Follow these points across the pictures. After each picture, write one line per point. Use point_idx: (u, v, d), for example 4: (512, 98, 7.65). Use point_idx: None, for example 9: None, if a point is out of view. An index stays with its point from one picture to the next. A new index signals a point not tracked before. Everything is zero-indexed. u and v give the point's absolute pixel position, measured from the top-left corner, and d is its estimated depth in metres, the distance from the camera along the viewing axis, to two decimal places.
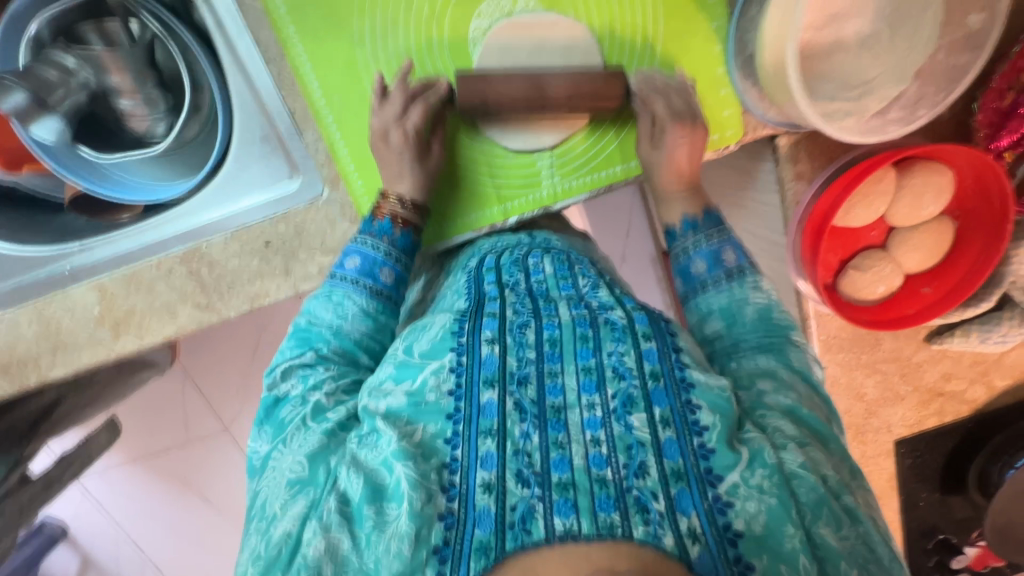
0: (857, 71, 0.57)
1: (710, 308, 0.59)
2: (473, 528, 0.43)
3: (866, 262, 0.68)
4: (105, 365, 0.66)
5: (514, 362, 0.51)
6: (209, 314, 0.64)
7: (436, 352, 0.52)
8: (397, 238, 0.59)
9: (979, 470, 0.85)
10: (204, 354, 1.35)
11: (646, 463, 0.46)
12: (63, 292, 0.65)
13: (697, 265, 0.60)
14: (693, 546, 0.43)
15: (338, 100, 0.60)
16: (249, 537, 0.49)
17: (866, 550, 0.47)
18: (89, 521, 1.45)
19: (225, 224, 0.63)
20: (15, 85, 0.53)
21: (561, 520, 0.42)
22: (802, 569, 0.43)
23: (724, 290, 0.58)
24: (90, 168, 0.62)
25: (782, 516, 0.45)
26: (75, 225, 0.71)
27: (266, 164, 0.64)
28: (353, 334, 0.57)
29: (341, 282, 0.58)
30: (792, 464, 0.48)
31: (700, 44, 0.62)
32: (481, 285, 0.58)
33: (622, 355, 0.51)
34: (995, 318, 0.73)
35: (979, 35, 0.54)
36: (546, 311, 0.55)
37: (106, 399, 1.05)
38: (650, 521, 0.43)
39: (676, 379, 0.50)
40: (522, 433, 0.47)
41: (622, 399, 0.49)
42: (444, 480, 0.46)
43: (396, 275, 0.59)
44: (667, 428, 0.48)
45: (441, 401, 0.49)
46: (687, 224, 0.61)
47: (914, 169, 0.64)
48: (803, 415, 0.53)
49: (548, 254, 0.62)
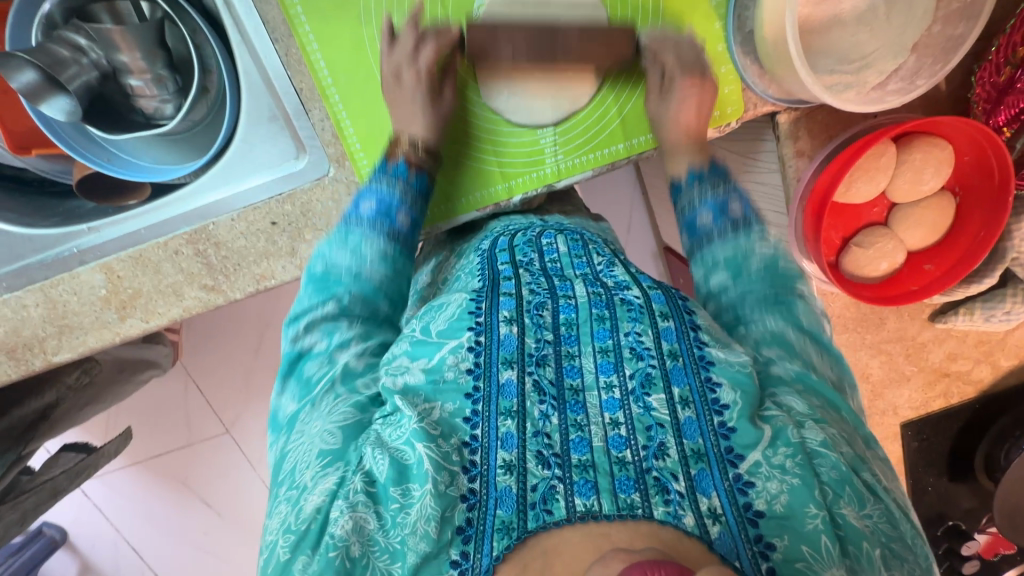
0: (856, 45, 0.58)
1: (715, 261, 0.59)
2: (495, 508, 0.43)
3: (868, 239, 0.69)
4: (110, 348, 0.67)
5: (533, 343, 0.51)
6: (215, 295, 0.65)
7: (454, 332, 0.52)
8: (411, 179, 0.60)
9: (986, 454, 0.84)
10: (207, 353, 1.35)
11: (666, 444, 0.46)
12: (70, 274, 0.65)
13: (704, 216, 0.60)
14: (713, 526, 0.43)
15: (345, 78, 0.61)
16: (276, 507, 0.47)
17: (889, 528, 0.45)
18: (89, 525, 1.44)
19: (232, 203, 0.64)
20: (26, 62, 0.53)
21: (582, 500, 0.43)
22: (823, 550, 0.42)
23: (729, 240, 0.59)
24: (98, 149, 0.63)
25: (805, 496, 0.44)
26: (82, 210, 0.71)
27: (273, 144, 0.64)
28: (373, 279, 0.58)
29: (356, 226, 0.59)
30: (814, 443, 0.46)
31: (700, 21, 0.63)
32: (495, 266, 0.59)
33: (640, 335, 0.51)
34: (998, 295, 0.74)
35: (973, 7, 0.54)
36: (562, 291, 0.55)
37: (109, 398, 1.05)
38: (670, 501, 0.43)
39: (694, 358, 0.50)
40: (541, 414, 0.47)
41: (641, 379, 0.49)
42: (465, 459, 0.45)
43: (412, 220, 0.61)
44: (686, 408, 0.48)
45: (459, 379, 0.49)
46: (692, 175, 0.62)
47: (913, 144, 0.65)
48: (815, 385, 0.52)
49: (562, 234, 0.64)
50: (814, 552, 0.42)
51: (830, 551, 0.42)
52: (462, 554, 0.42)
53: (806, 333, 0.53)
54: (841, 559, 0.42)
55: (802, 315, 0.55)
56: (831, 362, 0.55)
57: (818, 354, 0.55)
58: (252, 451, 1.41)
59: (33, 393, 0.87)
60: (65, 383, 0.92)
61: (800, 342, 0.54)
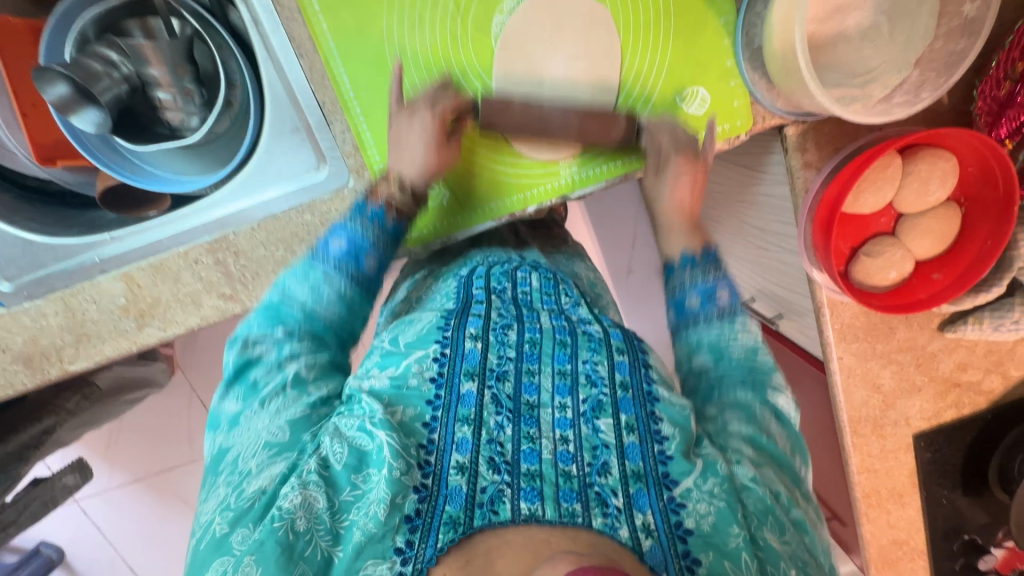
0: (862, 60, 0.60)
1: (698, 341, 0.60)
2: (444, 504, 0.43)
3: (876, 248, 0.70)
4: (127, 357, 0.67)
5: (495, 359, 0.52)
6: (233, 304, 0.66)
7: (422, 343, 0.54)
8: (387, 224, 0.61)
9: (1000, 465, 0.84)
10: (213, 367, 1.34)
11: (608, 463, 0.47)
12: (91, 282, 0.66)
13: (693, 299, 0.61)
14: (645, 540, 0.44)
15: (366, 93, 0.63)
16: (215, 490, 0.47)
17: (807, 554, 0.48)
18: (87, 545, 1.41)
19: (253, 213, 0.65)
20: (60, 75, 0.55)
21: (527, 505, 0.43)
22: (743, 565, 0.44)
23: (715, 325, 0.59)
24: (122, 160, 0.65)
25: (729, 517, 0.46)
26: (104, 220, 0.73)
27: (294, 155, 0.66)
28: (324, 317, 0.58)
29: (320, 262, 0.59)
30: (744, 477, 0.49)
31: (711, 38, 0.65)
32: (470, 290, 0.60)
33: (596, 364, 0.55)
34: (1006, 304, 0.75)
35: (973, 23, 0.56)
36: (529, 318, 0.58)
37: (101, 418, 1.03)
38: (608, 514, 0.44)
39: (643, 392, 0.53)
40: (496, 424, 0.48)
41: (592, 404, 0.51)
42: (421, 457, 0.46)
43: (379, 263, 0.61)
44: (630, 433, 0.50)
45: (423, 387, 0.50)
46: (686, 259, 0.63)
47: (919, 155, 0.66)
48: (764, 445, 0.53)
49: (535, 271, 0.66)
50: (735, 568, 0.44)
51: (749, 566, 0.44)
52: (407, 543, 0.41)
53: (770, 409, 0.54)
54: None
55: (771, 394, 0.56)
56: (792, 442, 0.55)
57: (778, 428, 0.55)
58: None
59: (31, 418, 0.88)
60: (65, 409, 0.91)
61: (764, 415, 0.54)
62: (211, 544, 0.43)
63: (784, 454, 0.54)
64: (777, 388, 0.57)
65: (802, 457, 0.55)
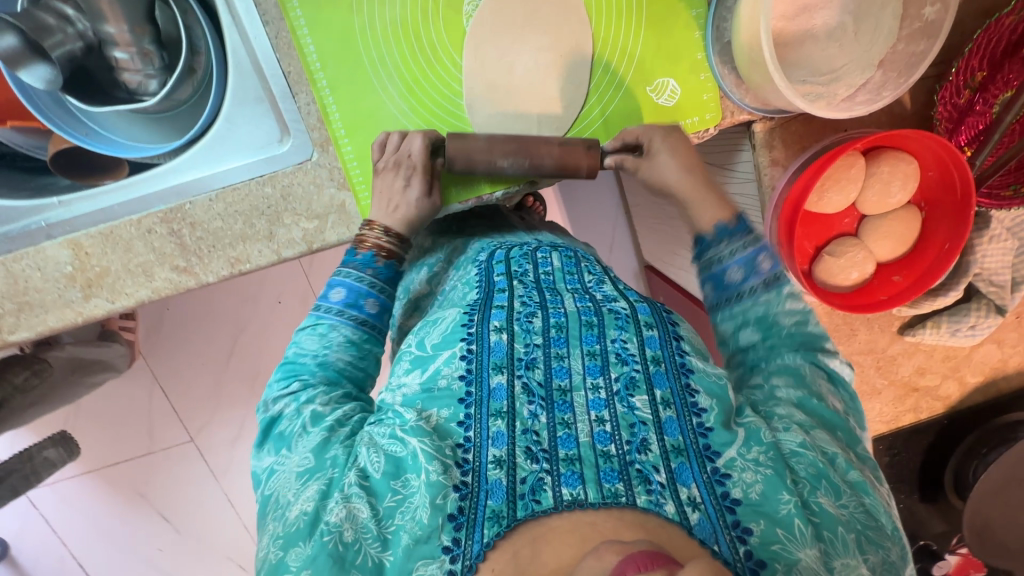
0: (827, 59, 0.61)
1: (746, 319, 0.57)
2: (486, 498, 0.43)
3: (839, 249, 0.71)
4: (72, 329, 0.64)
5: (522, 348, 0.51)
6: (186, 277, 0.63)
7: (447, 343, 0.52)
8: (379, 268, 0.61)
9: (955, 470, 0.86)
10: (176, 357, 1.28)
11: (647, 440, 0.46)
12: (35, 248, 0.63)
13: (733, 271, 0.57)
14: (693, 513, 0.43)
15: (333, 66, 0.62)
16: (264, 530, 0.47)
17: (866, 517, 0.47)
18: (34, 538, 1.35)
19: (211, 183, 0.63)
20: (9, 26, 0.53)
21: (569, 489, 0.43)
22: (796, 532, 0.43)
23: (762, 299, 0.56)
24: (76, 122, 0.64)
25: (779, 484, 0.45)
26: (55, 186, 0.70)
27: (257, 126, 0.64)
28: (338, 364, 0.56)
29: (326, 313, 0.59)
30: (791, 444, 0.48)
31: (682, 30, 0.65)
32: (491, 277, 0.59)
33: (625, 342, 0.51)
34: (963, 309, 0.76)
35: (933, 26, 0.58)
36: (552, 302, 0.54)
37: (54, 399, 0.97)
38: (652, 491, 0.43)
39: (676, 364, 0.51)
40: (530, 414, 0.47)
41: (625, 381, 0.49)
42: (458, 456, 0.45)
43: (381, 304, 0.60)
44: (667, 408, 0.48)
45: (453, 386, 0.49)
46: (720, 230, 0.59)
47: (881, 157, 0.68)
48: (812, 409, 0.52)
49: (556, 251, 0.63)
50: (788, 535, 0.43)
51: (804, 532, 0.43)
52: (453, 541, 0.41)
53: (822, 371, 0.54)
54: (813, 541, 0.43)
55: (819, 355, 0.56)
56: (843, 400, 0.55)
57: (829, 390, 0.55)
58: (215, 461, 1.36)
59: None
60: (13, 382, 0.86)
61: (817, 379, 0.54)
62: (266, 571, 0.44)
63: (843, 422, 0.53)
64: (829, 352, 0.57)
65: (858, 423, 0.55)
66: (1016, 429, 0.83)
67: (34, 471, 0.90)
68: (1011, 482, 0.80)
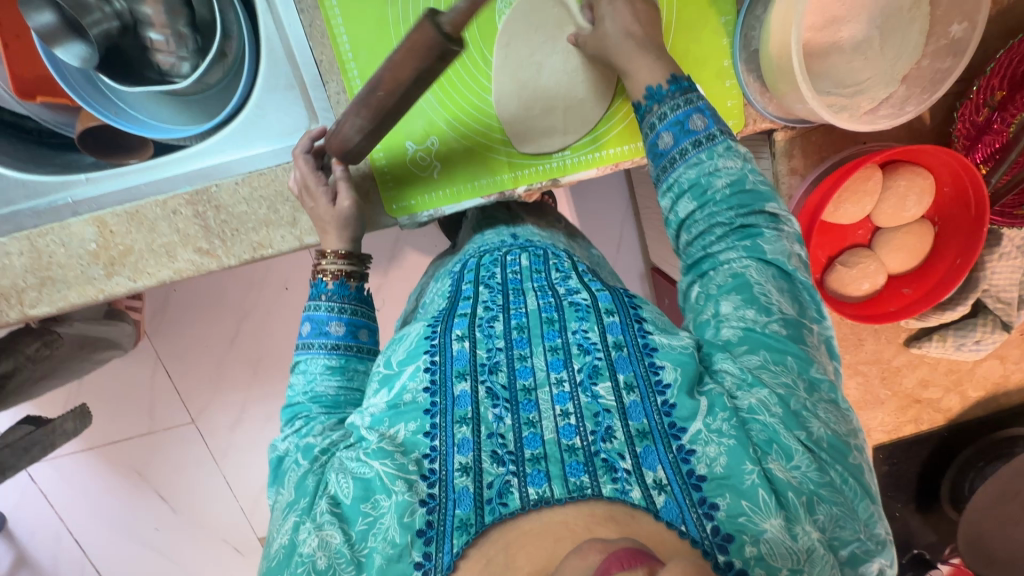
0: (852, 72, 0.62)
1: (682, 186, 0.55)
2: (454, 508, 0.42)
3: (852, 259, 0.72)
4: (92, 305, 0.65)
5: (484, 353, 0.51)
6: (209, 259, 0.64)
7: (412, 357, 0.52)
8: (332, 288, 0.60)
9: (952, 483, 0.88)
10: (179, 338, 1.27)
11: (613, 428, 0.45)
12: (60, 223, 0.64)
13: (665, 136, 0.56)
14: (659, 496, 0.42)
15: (365, 55, 0.63)
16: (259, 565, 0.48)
17: (819, 475, 0.44)
18: (31, 512, 1.35)
19: (238, 167, 0.64)
20: (47, 4, 0.57)
21: (535, 488, 0.43)
22: (761, 503, 0.41)
23: (694, 160, 0.54)
24: (107, 103, 0.64)
25: (741, 454, 0.43)
26: (82, 164, 0.71)
27: (286, 112, 0.65)
28: (328, 392, 0.56)
29: (302, 349, 0.59)
30: (746, 408, 0.46)
31: (710, 36, 0.66)
32: (460, 286, 0.59)
33: (587, 332, 0.51)
34: (969, 324, 0.78)
35: (959, 44, 0.58)
36: (515, 303, 0.54)
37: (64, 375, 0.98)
38: (618, 479, 0.43)
39: (639, 346, 0.50)
40: (495, 417, 0.47)
41: (588, 371, 0.48)
42: (423, 468, 0.45)
43: (346, 325, 0.59)
44: (631, 392, 0.47)
45: (418, 398, 0.49)
46: (651, 94, 0.57)
47: (899, 171, 0.69)
48: (759, 336, 0.48)
49: (526, 252, 0.63)
50: (754, 507, 0.41)
51: (768, 503, 0.41)
52: (424, 556, 0.41)
53: (768, 272, 0.49)
54: (779, 510, 0.42)
55: (764, 247, 0.51)
56: (793, 300, 0.50)
57: (778, 289, 0.50)
58: (216, 443, 1.36)
59: None
60: (25, 353, 0.87)
61: (762, 284, 0.50)
62: None
63: (791, 319, 0.49)
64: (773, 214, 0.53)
65: (808, 319, 0.50)
66: (1014, 444, 0.85)
67: (51, 442, 0.90)
68: (1008, 496, 0.81)
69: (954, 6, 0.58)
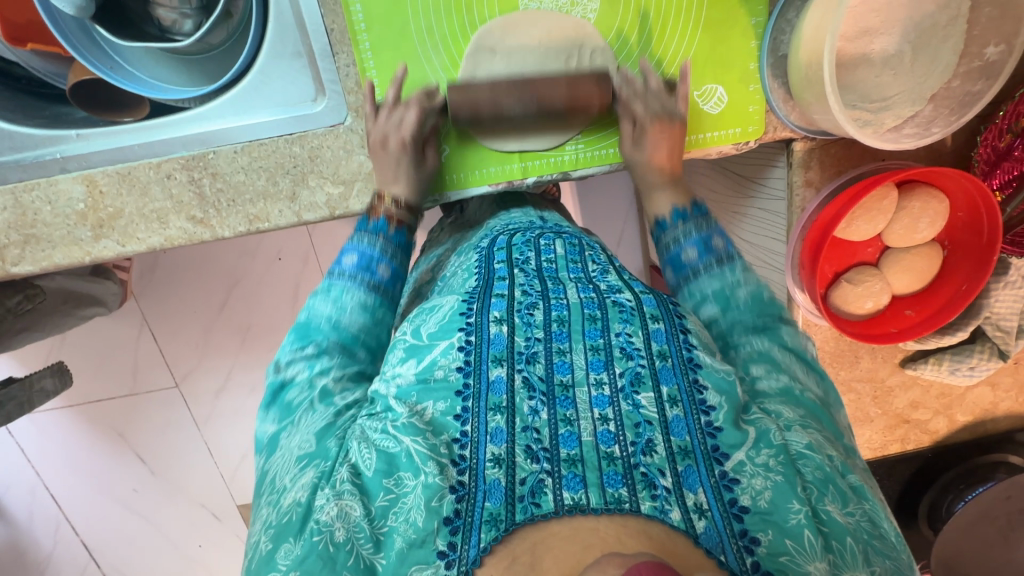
0: (879, 86, 0.60)
1: (701, 294, 0.58)
2: (484, 500, 0.42)
3: (858, 276, 0.71)
4: (78, 268, 0.62)
5: (522, 341, 0.50)
6: (202, 229, 0.62)
7: (446, 331, 0.51)
8: (392, 235, 0.62)
9: (931, 501, 0.90)
10: (166, 302, 1.24)
11: (654, 441, 0.45)
12: (48, 179, 0.61)
13: (688, 252, 0.60)
14: (699, 521, 0.42)
15: (379, 29, 0.61)
16: (259, 512, 0.46)
17: (871, 526, 0.44)
18: (6, 468, 1.32)
19: (237, 135, 0.61)
20: None
21: (570, 494, 0.42)
22: (806, 544, 0.41)
23: (716, 274, 0.58)
24: (103, 56, 0.61)
25: (788, 492, 0.42)
26: (72, 118, 0.68)
27: (292, 81, 0.63)
28: (351, 328, 0.57)
29: (339, 278, 0.60)
30: (798, 445, 0.45)
31: (738, 36, 0.63)
32: (492, 265, 0.58)
33: (630, 336, 0.50)
34: (966, 350, 0.77)
35: (993, 67, 0.57)
36: (555, 293, 0.54)
37: (46, 330, 0.96)
38: (657, 496, 0.42)
39: (683, 358, 0.49)
40: (530, 410, 0.46)
41: (630, 378, 0.48)
42: (454, 454, 0.44)
43: (393, 271, 0.61)
44: (675, 407, 0.46)
45: (450, 376, 0.48)
46: (676, 214, 0.62)
47: (915, 192, 0.67)
48: (796, 397, 0.50)
49: (560, 238, 0.62)
50: (799, 547, 0.41)
51: (813, 545, 0.41)
52: (449, 545, 0.40)
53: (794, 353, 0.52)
54: (824, 553, 0.41)
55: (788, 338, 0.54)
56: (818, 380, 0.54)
57: (803, 373, 0.53)
58: (200, 409, 1.35)
59: None
60: (8, 307, 0.85)
61: (789, 365, 0.53)
62: (258, 561, 0.42)
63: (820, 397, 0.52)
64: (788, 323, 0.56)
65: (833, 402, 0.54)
66: (995, 469, 0.86)
67: (29, 399, 0.89)
68: (982, 520, 0.82)
69: (992, 26, 0.56)
